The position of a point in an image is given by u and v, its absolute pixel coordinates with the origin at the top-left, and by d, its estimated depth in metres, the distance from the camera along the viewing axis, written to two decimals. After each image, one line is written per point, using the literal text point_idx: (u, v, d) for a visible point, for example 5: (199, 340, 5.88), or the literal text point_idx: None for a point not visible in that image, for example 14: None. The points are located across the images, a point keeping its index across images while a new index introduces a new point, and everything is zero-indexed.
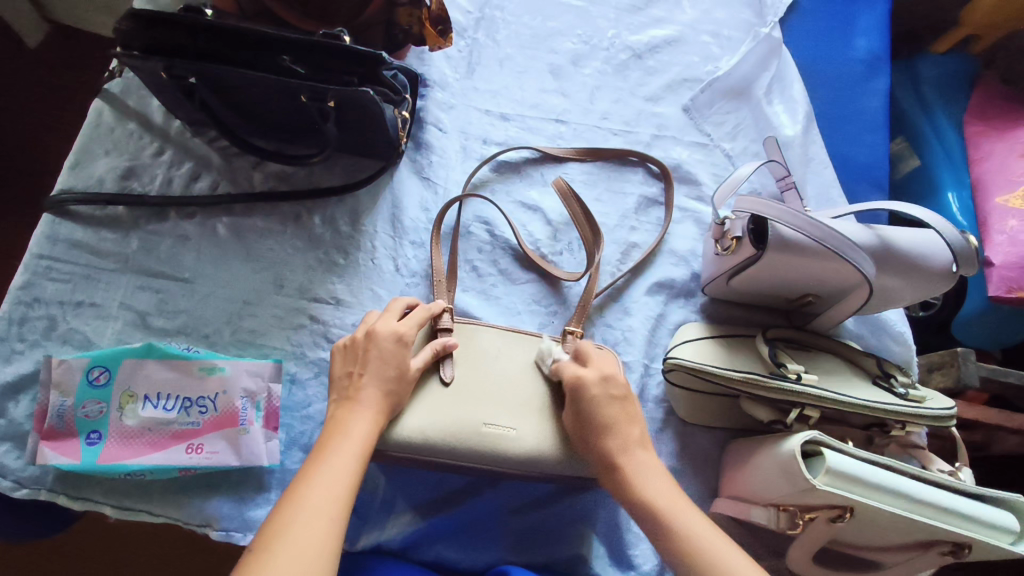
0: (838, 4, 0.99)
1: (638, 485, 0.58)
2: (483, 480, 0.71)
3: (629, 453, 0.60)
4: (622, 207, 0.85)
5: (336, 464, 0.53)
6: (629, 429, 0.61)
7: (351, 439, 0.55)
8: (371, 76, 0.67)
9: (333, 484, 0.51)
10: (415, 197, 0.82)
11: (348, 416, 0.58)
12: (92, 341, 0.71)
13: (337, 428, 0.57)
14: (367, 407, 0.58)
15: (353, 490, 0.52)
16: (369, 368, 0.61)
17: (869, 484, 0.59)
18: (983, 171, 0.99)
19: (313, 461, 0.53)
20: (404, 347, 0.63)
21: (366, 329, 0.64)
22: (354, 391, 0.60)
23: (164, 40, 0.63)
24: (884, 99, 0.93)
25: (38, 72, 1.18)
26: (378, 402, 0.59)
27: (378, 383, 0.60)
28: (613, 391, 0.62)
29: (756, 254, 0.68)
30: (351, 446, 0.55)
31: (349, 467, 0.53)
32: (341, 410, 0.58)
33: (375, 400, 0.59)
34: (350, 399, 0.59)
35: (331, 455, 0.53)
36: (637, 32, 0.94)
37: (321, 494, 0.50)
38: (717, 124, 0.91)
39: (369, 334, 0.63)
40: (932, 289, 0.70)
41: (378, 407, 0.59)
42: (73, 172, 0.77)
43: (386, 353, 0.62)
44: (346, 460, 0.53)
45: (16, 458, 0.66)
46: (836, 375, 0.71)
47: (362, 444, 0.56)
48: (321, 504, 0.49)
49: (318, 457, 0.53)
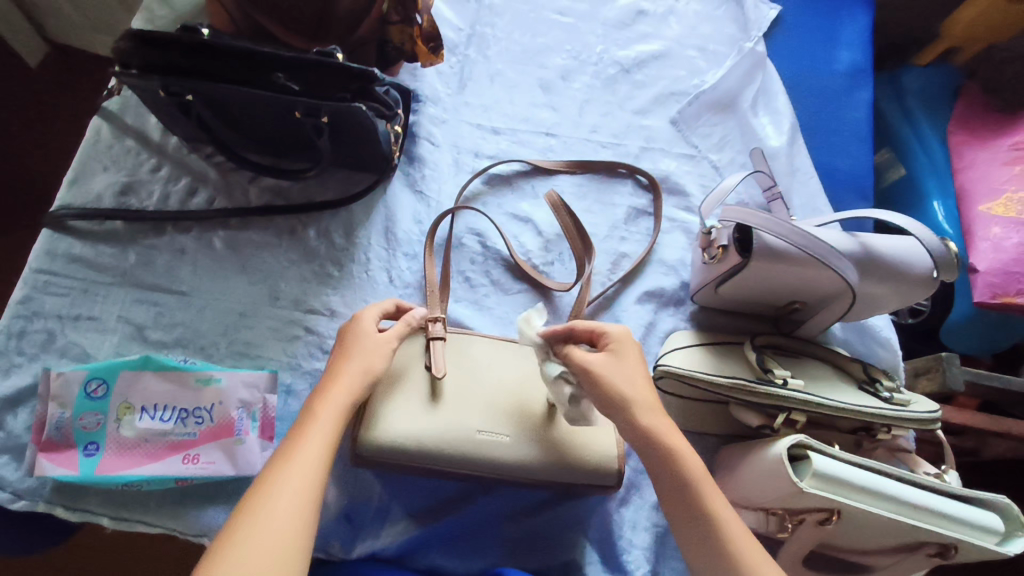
0: (821, 18, 1.02)
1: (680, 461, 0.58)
2: (476, 487, 0.72)
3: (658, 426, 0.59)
4: (612, 218, 0.87)
5: (300, 463, 0.52)
6: (640, 402, 0.60)
7: (320, 428, 0.55)
8: (363, 92, 0.69)
9: (298, 481, 0.51)
10: (408, 210, 0.83)
11: (318, 406, 0.57)
12: (89, 353, 0.72)
13: (307, 417, 0.56)
14: (339, 395, 0.58)
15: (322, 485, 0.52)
16: (348, 361, 0.61)
17: (854, 487, 0.60)
18: (966, 179, 1.01)
19: (279, 457, 0.53)
20: (387, 344, 0.63)
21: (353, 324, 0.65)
22: (331, 378, 0.60)
23: (161, 58, 0.65)
24: (867, 110, 0.96)
25: (37, 91, 1.20)
26: (351, 389, 0.59)
27: (358, 371, 0.60)
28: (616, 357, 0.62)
29: (742, 262, 0.70)
30: (320, 435, 0.54)
31: (317, 460, 0.53)
32: (311, 407, 0.57)
33: (349, 383, 0.59)
34: (325, 387, 0.59)
35: (297, 451, 0.53)
36: (625, 47, 0.97)
37: (288, 493, 0.50)
38: (704, 136, 0.93)
39: (351, 332, 0.64)
40: (914, 295, 0.72)
41: (354, 392, 0.59)
42: (72, 188, 0.79)
43: (367, 347, 0.62)
44: (311, 455, 0.53)
45: (13, 470, 0.67)
46: (822, 380, 0.72)
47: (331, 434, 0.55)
48: (286, 505, 0.49)
49: (284, 454, 0.53)
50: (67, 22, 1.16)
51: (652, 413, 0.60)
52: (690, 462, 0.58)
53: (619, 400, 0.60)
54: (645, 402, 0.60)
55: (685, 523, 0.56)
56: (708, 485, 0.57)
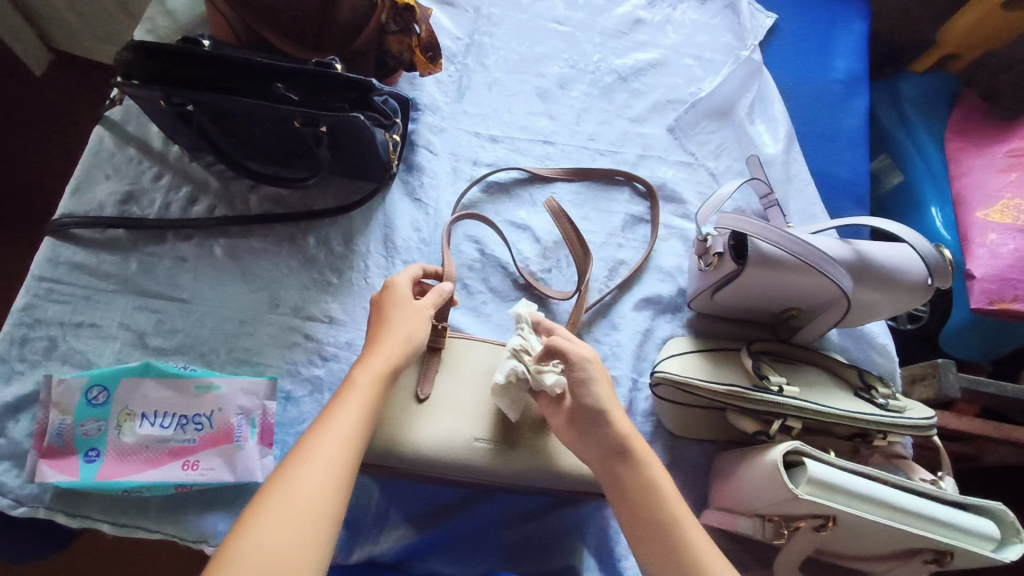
0: (816, 26, 1.03)
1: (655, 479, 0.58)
2: (473, 494, 0.72)
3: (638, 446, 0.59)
4: (609, 226, 0.87)
5: (338, 429, 0.53)
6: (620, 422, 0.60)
7: (357, 396, 0.56)
8: (362, 102, 0.70)
9: (335, 443, 0.52)
10: (407, 218, 0.84)
11: (357, 372, 0.57)
12: (91, 360, 0.73)
13: (346, 384, 0.57)
14: (379, 362, 0.59)
15: (360, 451, 0.53)
16: (389, 331, 0.61)
17: (848, 493, 0.60)
18: (964, 186, 1.01)
19: (320, 421, 0.53)
20: (423, 311, 0.64)
21: (388, 292, 0.65)
22: (375, 345, 0.60)
23: (163, 70, 0.66)
24: (863, 118, 0.97)
25: (41, 100, 1.21)
26: (391, 357, 0.59)
27: (398, 339, 0.61)
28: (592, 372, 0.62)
29: (736, 270, 0.71)
30: (352, 411, 0.54)
31: (354, 424, 0.54)
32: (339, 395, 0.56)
33: (388, 351, 0.60)
34: (365, 356, 0.60)
35: (335, 416, 0.54)
36: (622, 56, 0.97)
37: (326, 455, 0.51)
38: (701, 143, 0.94)
39: (388, 300, 0.64)
40: (909, 302, 0.72)
41: (392, 358, 0.59)
42: (74, 197, 0.80)
43: (404, 315, 0.63)
44: (348, 421, 0.54)
45: (15, 477, 0.67)
46: (818, 388, 0.72)
47: (369, 402, 0.56)
48: (322, 467, 0.50)
49: (324, 418, 0.54)
50: (70, 32, 1.17)
51: (624, 423, 0.60)
52: (652, 469, 0.58)
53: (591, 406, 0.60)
54: (614, 411, 0.60)
55: (644, 531, 0.56)
56: (670, 495, 0.57)
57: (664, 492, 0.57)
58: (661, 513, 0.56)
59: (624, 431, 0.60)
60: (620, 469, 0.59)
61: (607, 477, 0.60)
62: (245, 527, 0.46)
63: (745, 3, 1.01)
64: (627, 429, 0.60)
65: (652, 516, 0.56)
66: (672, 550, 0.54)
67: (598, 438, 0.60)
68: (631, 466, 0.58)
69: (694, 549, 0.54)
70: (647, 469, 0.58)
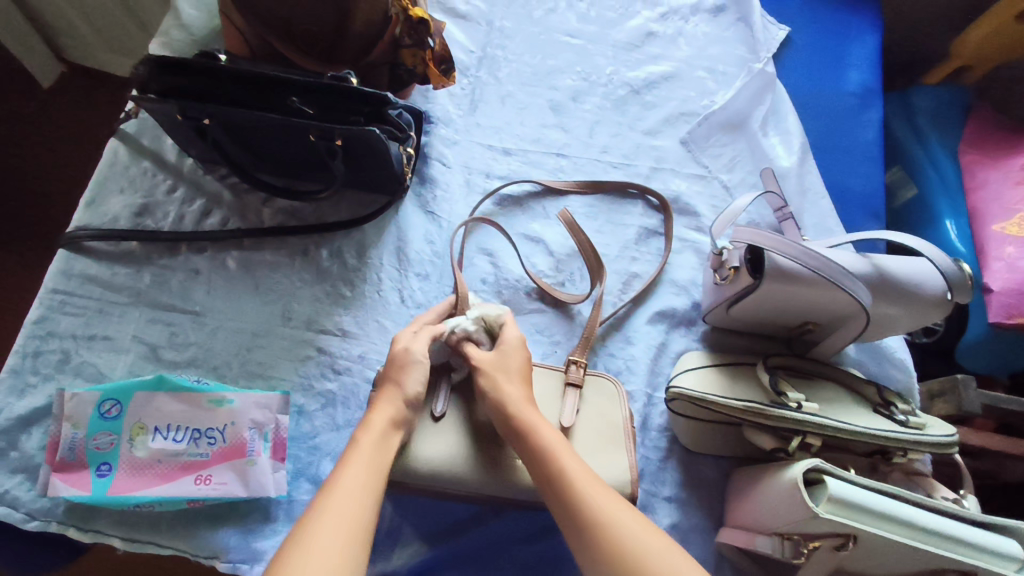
0: (828, 39, 1.03)
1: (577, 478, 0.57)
2: (486, 510, 0.71)
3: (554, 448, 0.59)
4: (623, 238, 0.87)
5: (346, 488, 0.53)
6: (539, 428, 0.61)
7: (363, 457, 0.57)
8: (377, 115, 0.70)
9: (347, 503, 0.52)
10: (420, 230, 0.84)
11: (359, 435, 0.59)
12: (103, 373, 0.73)
13: (349, 447, 0.58)
14: (378, 421, 0.60)
15: (373, 507, 0.53)
16: (385, 390, 0.63)
17: (869, 512, 0.59)
18: (979, 199, 1.00)
19: (327, 486, 0.54)
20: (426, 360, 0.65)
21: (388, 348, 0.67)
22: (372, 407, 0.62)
23: (181, 85, 0.67)
24: (877, 130, 0.96)
25: (56, 113, 1.22)
26: (390, 414, 0.61)
27: (395, 397, 0.62)
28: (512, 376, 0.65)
29: (754, 284, 0.69)
30: (358, 472, 0.55)
31: (362, 484, 0.54)
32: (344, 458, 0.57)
33: (388, 409, 0.61)
34: (364, 418, 0.61)
35: (342, 477, 0.54)
36: (635, 68, 0.97)
37: (338, 517, 0.50)
38: (715, 156, 0.93)
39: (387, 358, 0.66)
40: (929, 316, 0.71)
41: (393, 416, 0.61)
42: (89, 209, 0.80)
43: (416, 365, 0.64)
44: (355, 482, 0.54)
45: (27, 490, 0.67)
46: (838, 404, 0.71)
47: (374, 462, 0.57)
48: (336, 525, 0.50)
49: (331, 483, 0.54)
50: (85, 45, 1.18)
51: (515, 402, 0.63)
52: (543, 436, 0.60)
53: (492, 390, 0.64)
54: (502, 393, 0.63)
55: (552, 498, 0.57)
56: (564, 456, 0.59)
57: (561, 455, 0.59)
58: (569, 499, 0.56)
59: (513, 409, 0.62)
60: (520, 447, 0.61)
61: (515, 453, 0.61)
62: None
63: (757, 15, 1.00)
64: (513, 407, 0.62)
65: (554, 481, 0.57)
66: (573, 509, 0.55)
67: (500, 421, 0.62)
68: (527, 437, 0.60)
69: (599, 515, 0.54)
70: (539, 437, 0.60)
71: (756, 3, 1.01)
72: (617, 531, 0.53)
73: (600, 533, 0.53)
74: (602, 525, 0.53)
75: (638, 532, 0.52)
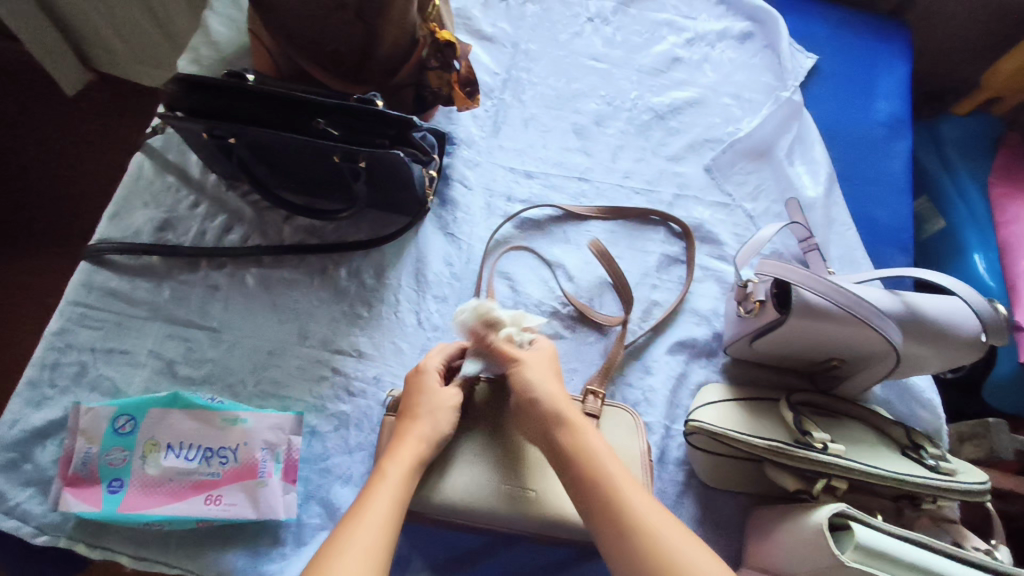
0: (857, 67, 1.02)
1: (638, 501, 0.55)
2: (499, 540, 0.70)
3: (608, 465, 0.58)
4: (644, 265, 0.86)
5: (371, 519, 0.52)
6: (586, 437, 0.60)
7: (389, 488, 0.56)
8: (401, 138, 0.69)
9: (371, 535, 0.51)
10: (439, 252, 0.83)
11: (386, 464, 0.58)
12: (119, 388, 0.73)
13: (377, 475, 0.57)
14: (407, 455, 0.59)
15: (393, 543, 0.52)
16: (418, 421, 0.62)
17: (898, 562, 0.57)
18: (1010, 234, 0.98)
19: (347, 519, 0.52)
20: (452, 399, 0.64)
21: (417, 378, 0.66)
22: (399, 438, 0.61)
23: (209, 104, 0.67)
24: (906, 161, 0.95)
25: (84, 124, 1.25)
26: (418, 451, 0.60)
27: (426, 431, 0.61)
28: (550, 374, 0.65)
29: (780, 319, 0.68)
30: (385, 502, 0.54)
31: (387, 515, 0.53)
32: (369, 489, 0.56)
33: (419, 440, 0.61)
34: (392, 449, 0.60)
35: (367, 507, 0.53)
36: (659, 93, 0.97)
37: (359, 554, 0.49)
38: (739, 184, 0.92)
39: (418, 388, 0.65)
40: (962, 359, 0.69)
41: (419, 450, 0.60)
42: (112, 222, 0.80)
43: (436, 404, 0.63)
44: (378, 516, 0.53)
45: (38, 504, 0.67)
46: (863, 445, 0.69)
47: (401, 494, 0.56)
48: (358, 561, 0.49)
49: (354, 513, 0.53)
50: (113, 57, 1.20)
51: (559, 399, 0.62)
52: (589, 440, 0.60)
53: (525, 388, 0.63)
54: (547, 387, 0.63)
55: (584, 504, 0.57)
56: (608, 461, 0.58)
57: (603, 462, 0.58)
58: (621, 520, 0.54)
59: (556, 403, 0.62)
60: (557, 443, 0.60)
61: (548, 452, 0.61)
62: None
63: (785, 43, 0.99)
64: (551, 399, 0.62)
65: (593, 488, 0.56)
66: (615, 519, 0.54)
67: (535, 422, 0.62)
68: (567, 433, 0.60)
69: (654, 536, 0.53)
70: (581, 438, 0.60)
71: (784, 31, 1.00)
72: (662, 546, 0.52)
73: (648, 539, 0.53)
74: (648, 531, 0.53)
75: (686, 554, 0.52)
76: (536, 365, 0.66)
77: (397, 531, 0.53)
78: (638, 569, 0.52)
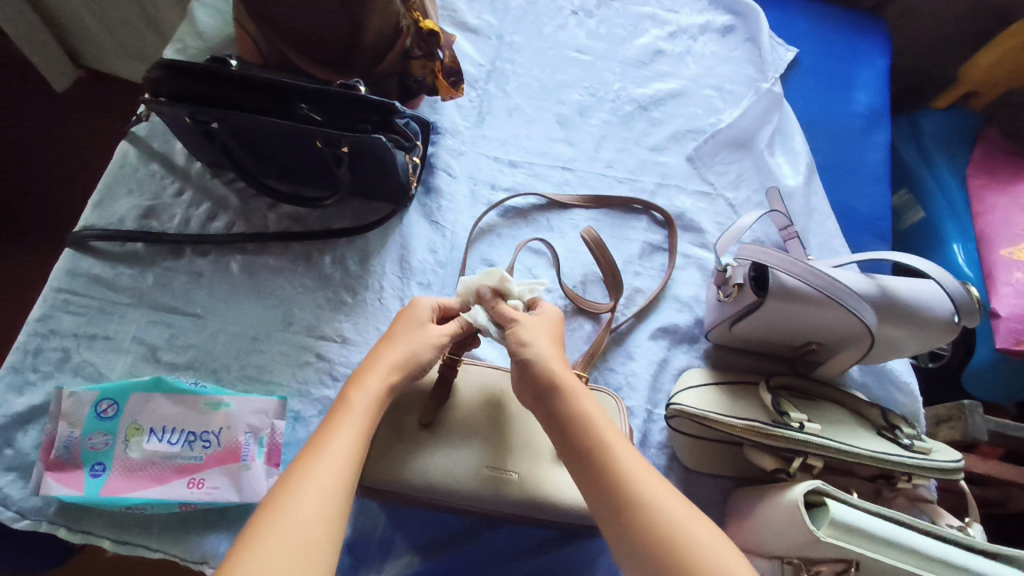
0: (837, 61, 1.03)
1: (639, 473, 0.51)
2: (481, 522, 0.71)
3: (608, 434, 0.54)
4: (626, 253, 0.87)
5: (331, 457, 0.49)
6: (583, 401, 0.56)
7: (354, 420, 0.52)
8: (383, 124, 0.71)
9: (331, 473, 0.48)
10: (423, 239, 0.84)
11: (352, 393, 0.55)
12: (102, 373, 0.73)
13: (341, 405, 0.54)
14: (375, 383, 0.56)
15: (354, 480, 0.49)
16: (394, 348, 0.59)
17: (872, 537, 0.58)
18: (987, 224, 1.00)
19: (310, 449, 0.50)
20: (439, 336, 0.61)
21: (411, 310, 0.63)
22: (372, 362, 0.58)
23: (192, 90, 0.67)
24: (884, 152, 0.96)
25: (71, 120, 1.25)
26: (389, 378, 0.57)
27: (400, 362, 0.58)
28: (550, 337, 0.62)
29: (758, 301, 0.69)
30: (347, 436, 0.51)
31: (349, 452, 0.50)
32: (331, 421, 0.52)
33: (383, 371, 0.57)
34: (360, 373, 0.57)
35: (327, 443, 0.50)
36: (642, 85, 0.98)
37: (316, 491, 0.46)
38: (720, 173, 0.93)
39: (405, 320, 0.62)
40: (935, 340, 0.70)
41: (389, 378, 0.57)
42: (97, 209, 0.81)
43: (413, 338, 0.60)
44: (343, 449, 0.50)
45: (19, 488, 0.67)
46: (840, 425, 0.70)
47: (363, 426, 0.53)
48: (316, 497, 0.46)
49: (311, 449, 0.50)
50: (100, 53, 1.20)
51: (552, 361, 0.58)
52: (582, 403, 0.56)
53: (518, 344, 0.59)
54: (541, 347, 0.59)
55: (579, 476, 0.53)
56: (604, 427, 0.55)
57: (597, 426, 0.54)
58: (623, 495, 0.50)
59: (549, 366, 0.58)
60: (551, 410, 0.56)
61: (545, 419, 0.57)
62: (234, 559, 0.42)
63: (766, 36, 1.01)
64: (543, 360, 0.58)
65: (585, 456, 0.53)
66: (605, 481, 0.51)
67: (528, 383, 0.58)
68: (560, 402, 0.56)
69: (654, 507, 0.49)
70: (575, 403, 0.56)
71: (764, 24, 1.01)
72: (665, 518, 0.48)
73: (643, 514, 0.49)
74: (648, 509, 0.49)
75: (681, 514, 0.49)
76: (535, 325, 0.62)
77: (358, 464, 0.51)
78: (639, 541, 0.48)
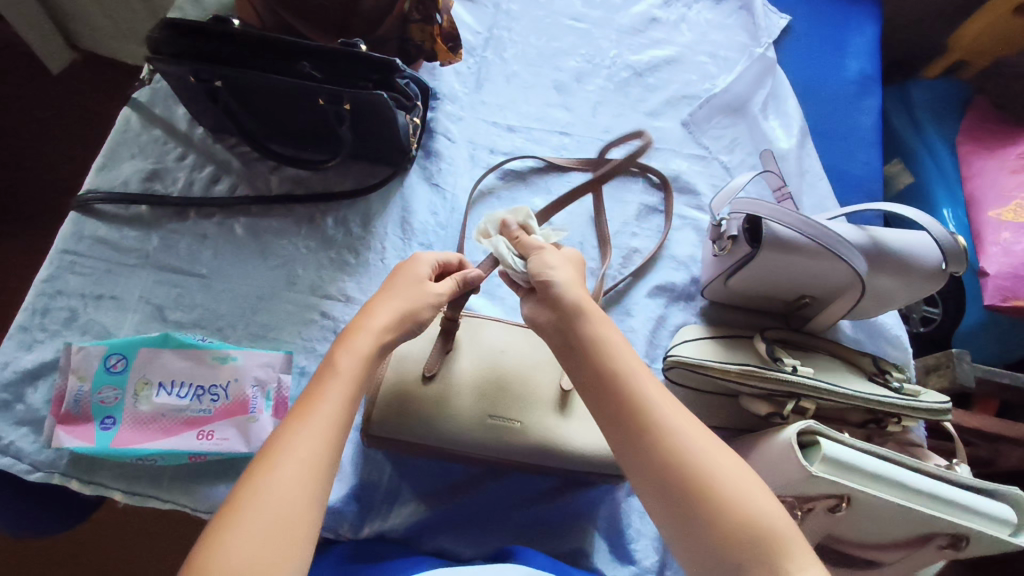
0: (829, 28, 1.05)
1: (665, 404, 0.52)
2: (485, 473, 0.73)
3: (633, 364, 0.55)
4: (623, 215, 0.88)
5: (315, 425, 0.48)
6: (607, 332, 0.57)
7: (341, 384, 0.50)
8: (385, 83, 0.72)
9: (313, 444, 0.47)
10: (425, 202, 0.85)
11: (340, 353, 0.52)
12: (110, 331, 0.74)
13: (328, 366, 0.52)
14: (365, 343, 0.53)
15: (339, 449, 0.48)
16: (387, 304, 0.57)
17: (861, 472, 0.60)
18: (975, 187, 1.01)
19: (293, 419, 0.48)
20: (438, 293, 0.59)
21: (410, 265, 0.61)
22: (367, 317, 0.55)
23: (195, 46, 0.68)
24: (875, 117, 0.98)
25: (67, 100, 1.25)
26: (381, 340, 0.54)
27: (392, 319, 0.56)
28: (569, 265, 0.61)
29: (750, 253, 0.71)
30: (332, 400, 0.49)
31: (332, 420, 0.48)
32: (315, 386, 0.50)
33: (376, 332, 0.54)
34: (350, 333, 0.54)
35: (312, 411, 0.48)
36: (638, 52, 0.99)
37: (297, 464, 0.45)
38: (715, 138, 0.95)
39: (404, 273, 0.60)
40: (923, 289, 0.72)
41: (382, 338, 0.54)
42: (100, 173, 0.82)
43: (406, 296, 0.58)
44: (327, 415, 0.48)
45: (31, 442, 0.68)
46: (832, 372, 0.73)
47: (354, 389, 0.51)
48: (297, 471, 0.45)
49: (297, 416, 0.48)
50: (96, 33, 1.21)
51: (578, 289, 0.58)
52: (606, 333, 0.57)
53: (542, 269, 0.59)
54: (566, 275, 0.59)
55: (596, 399, 0.54)
56: (628, 358, 0.55)
57: (620, 354, 0.55)
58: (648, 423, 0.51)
59: (575, 295, 0.58)
60: (576, 336, 0.56)
61: (565, 344, 0.57)
62: (216, 536, 0.42)
63: (760, 3, 1.02)
64: (567, 288, 0.58)
65: (607, 385, 0.54)
66: (631, 410, 0.52)
67: (553, 311, 0.58)
68: (584, 328, 0.56)
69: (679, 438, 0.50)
70: (597, 329, 0.56)
71: None
72: (688, 448, 0.49)
73: (666, 443, 0.50)
74: (675, 443, 0.50)
75: (704, 445, 0.50)
76: (558, 256, 0.61)
77: (346, 427, 0.50)
78: (666, 470, 0.49)
